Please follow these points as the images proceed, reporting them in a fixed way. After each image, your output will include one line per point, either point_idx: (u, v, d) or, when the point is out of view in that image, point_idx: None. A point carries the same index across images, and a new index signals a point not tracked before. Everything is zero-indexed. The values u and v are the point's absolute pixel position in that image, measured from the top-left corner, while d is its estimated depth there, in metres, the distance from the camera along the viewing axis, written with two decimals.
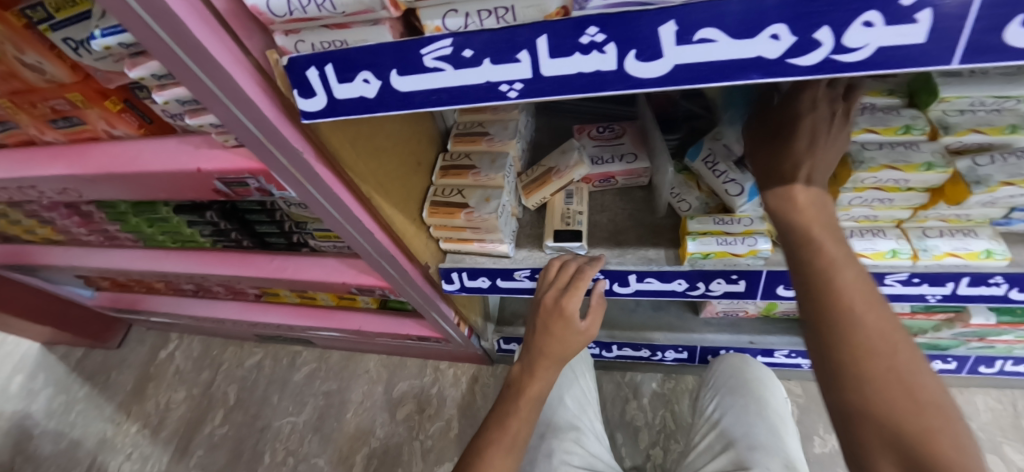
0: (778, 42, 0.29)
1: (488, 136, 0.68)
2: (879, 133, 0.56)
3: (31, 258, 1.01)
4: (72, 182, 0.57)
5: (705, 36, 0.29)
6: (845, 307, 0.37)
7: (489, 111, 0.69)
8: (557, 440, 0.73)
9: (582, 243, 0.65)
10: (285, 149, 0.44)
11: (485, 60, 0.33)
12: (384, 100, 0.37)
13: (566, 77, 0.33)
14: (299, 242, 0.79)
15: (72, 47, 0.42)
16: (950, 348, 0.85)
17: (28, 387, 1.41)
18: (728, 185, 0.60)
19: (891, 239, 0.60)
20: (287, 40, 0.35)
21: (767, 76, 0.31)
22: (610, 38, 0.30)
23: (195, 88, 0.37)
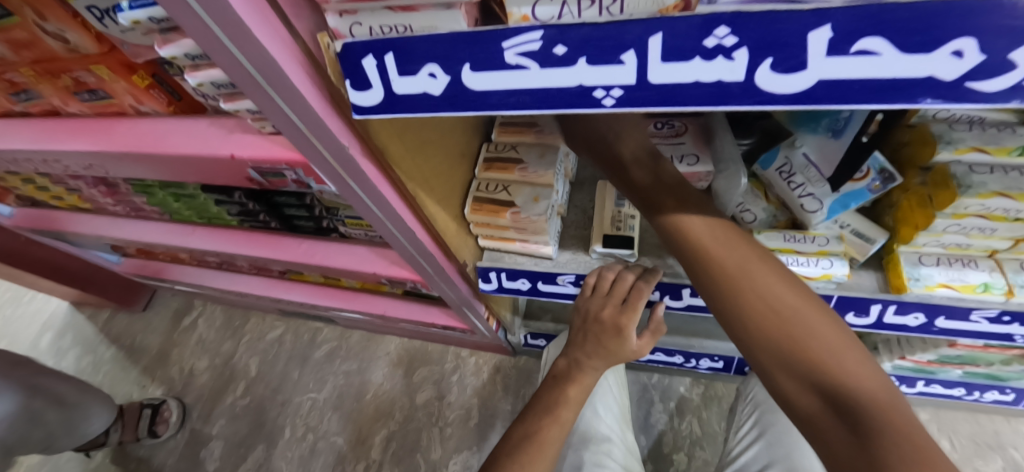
0: (961, 60, 0.23)
1: (537, 127, 0.61)
2: (991, 154, 0.48)
3: (57, 224, 0.99)
4: (96, 158, 0.53)
5: (867, 48, 0.23)
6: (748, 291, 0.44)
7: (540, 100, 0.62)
8: (588, 451, 0.70)
9: (634, 251, 0.60)
10: (329, 143, 0.39)
11: (581, 59, 0.28)
12: (450, 98, 0.32)
13: (676, 85, 0.28)
14: (329, 227, 0.75)
15: (97, 16, 0.37)
16: (1011, 379, 0.80)
17: (57, 344, 1.43)
18: (804, 199, 0.55)
19: (983, 271, 0.54)
20: (341, 22, 0.30)
21: (936, 100, 0.25)
22: (743, 41, 0.25)
23: (235, 74, 0.32)
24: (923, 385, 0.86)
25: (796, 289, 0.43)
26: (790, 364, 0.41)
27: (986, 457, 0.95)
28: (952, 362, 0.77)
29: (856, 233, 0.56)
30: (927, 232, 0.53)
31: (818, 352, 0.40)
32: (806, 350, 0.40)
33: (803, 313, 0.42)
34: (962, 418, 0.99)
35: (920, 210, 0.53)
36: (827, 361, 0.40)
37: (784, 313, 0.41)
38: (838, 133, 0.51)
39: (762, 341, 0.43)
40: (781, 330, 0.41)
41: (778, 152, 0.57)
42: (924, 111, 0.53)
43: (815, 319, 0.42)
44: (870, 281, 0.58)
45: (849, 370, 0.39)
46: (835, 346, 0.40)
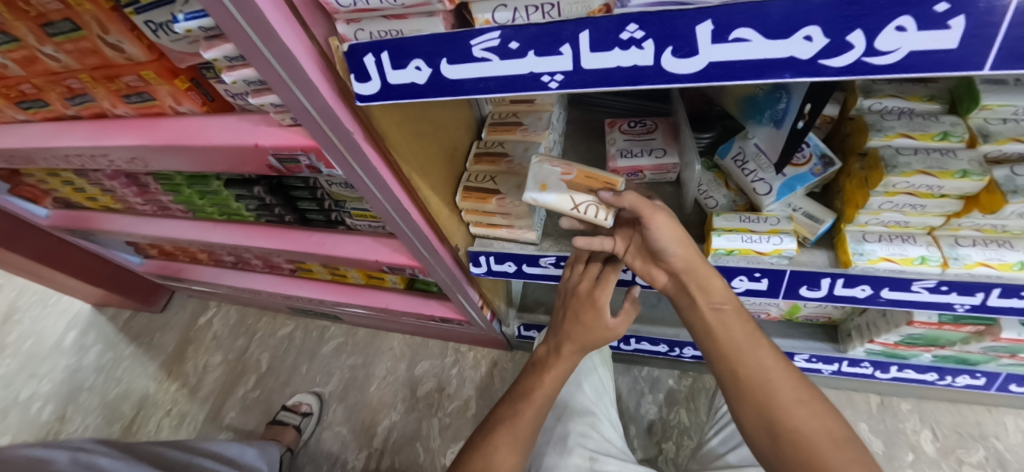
0: (811, 43, 0.30)
1: (522, 126, 0.70)
2: (915, 138, 0.56)
3: (91, 223, 1.09)
4: (139, 151, 0.62)
5: (740, 36, 0.31)
6: (728, 340, 0.55)
7: (524, 102, 0.71)
8: (573, 423, 0.76)
9: (535, 231, 0.69)
10: (336, 127, 0.47)
11: (530, 52, 0.35)
12: (434, 87, 0.40)
13: (605, 70, 0.35)
14: (337, 220, 0.84)
15: (152, 28, 0.46)
16: (980, 362, 0.84)
17: (80, 342, 1.52)
18: (756, 184, 0.62)
19: (921, 246, 0.60)
20: (348, 29, 0.39)
21: (799, 75, 0.32)
22: (649, 34, 0.32)
23: (264, 71, 0.40)
24: (897, 371, 0.90)
25: (761, 348, 0.54)
26: (740, 388, 0.53)
27: (968, 447, 0.96)
28: (919, 344, 0.81)
29: (806, 215, 0.63)
30: (866, 210, 0.59)
31: (765, 390, 0.51)
32: (759, 393, 0.51)
33: (760, 358, 0.53)
34: (944, 409, 1.00)
35: (860, 191, 0.59)
36: (766, 379, 0.52)
37: (743, 352, 0.54)
38: (780, 123, 0.56)
39: (719, 369, 0.56)
40: (733, 366, 0.54)
41: (733, 143, 0.65)
42: (861, 104, 0.60)
43: (768, 363, 0.53)
44: (822, 259, 0.64)
45: (793, 404, 0.50)
46: (786, 394, 0.51)
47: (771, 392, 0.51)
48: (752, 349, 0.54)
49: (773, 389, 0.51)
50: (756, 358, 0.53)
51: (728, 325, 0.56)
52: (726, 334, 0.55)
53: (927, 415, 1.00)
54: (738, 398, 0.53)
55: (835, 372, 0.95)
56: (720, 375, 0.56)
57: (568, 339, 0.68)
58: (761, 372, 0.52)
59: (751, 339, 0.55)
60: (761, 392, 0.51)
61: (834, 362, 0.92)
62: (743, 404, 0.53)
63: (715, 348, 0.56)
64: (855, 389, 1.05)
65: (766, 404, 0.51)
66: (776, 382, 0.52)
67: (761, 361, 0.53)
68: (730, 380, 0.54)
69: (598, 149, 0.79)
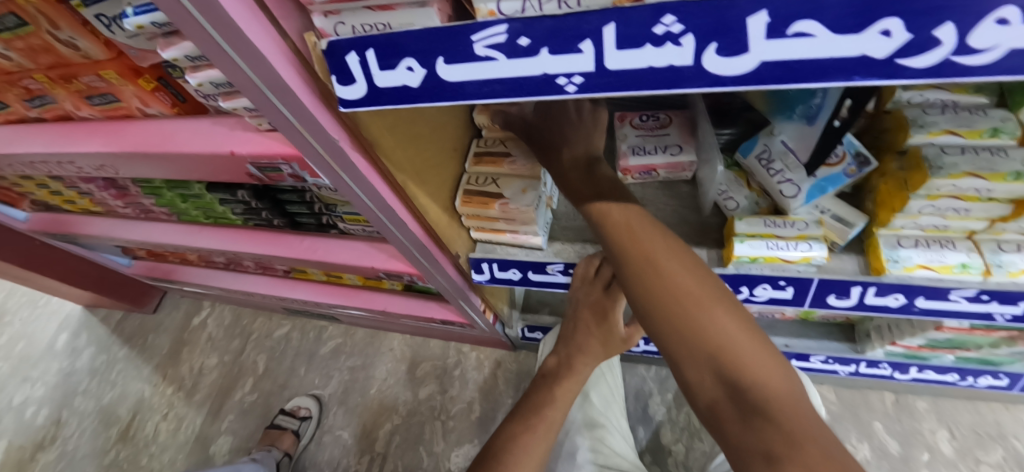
0: (889, 39, 0.25)
1: None
2: (963, 136, 0.50)
3: (71, 227, 1.03)
4: (106, 158, 0.56)
5: (802, 30, 0.25)
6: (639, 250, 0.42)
7: None
8: (582, 438, 0.73)
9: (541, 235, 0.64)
10: (319, 135, 0.41)
11: (544, 49, 0.30)
12: (428, 90, 0.35)
13: (633, 72, 0.30)
14: (329, 224, 0.78)
15: (105, 24, 0.40)
16: (1005, 364, 0.80)
17: (72, 344, 1.48)
18: (782, 186, 0.56)
19: (962, 252, 0.55)
20: (326, 22, 0.33)
21: (871, 77, 0.27)
22: (688, 28, 0.27)
23: (233, 74, 0.35)
24: (917, 372, 0.86)
25: (672, 255, 0.40)
26: (642, 297, 0.40)
27: (986, 446, 0.93)
28: (943, 346, 0.77)
29: (835, 218, 0.58)
30: (904, 214, 0.54)
31: (706, 337, 0.36)
32: (666, 297, 0.38)
33: (667, 261, 0.40)
34: (961, 407, 0.97)
35: (897, 193, 0.54)
36: (668, 282, 0.39)
37: (645, 256, 0.41)
38: (813, 120, 0.51)
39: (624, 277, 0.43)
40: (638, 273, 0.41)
41: (757, 140, 0.59)
42: (899, 96, 0.54)
43: (720, 312, 0.36)
44: (852, 265, 0.59)
45: (742, 350, 0.35)
46: (698, 299, 0.37)
47: (679, 297, 0.38)
48: (660, 251, 0.41)
49: (679, 291, 0.38)
50: (666, 260, 0.40)
51: (656, 255, 0.41)
52: (651, 266, 0.40)
53: (945, 414, 0.97)
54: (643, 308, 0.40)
55: (851, 372, 0.91)
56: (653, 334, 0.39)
57: (577, 346, 0.64)
58: (671, 285, 0.38)
59: (654, 242, 0.42)
60: (665, 296, 0.38)
61: (852, 363, 0.88)
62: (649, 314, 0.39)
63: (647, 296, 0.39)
64: (870, 388, 1.01)
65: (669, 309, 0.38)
66: (683, 286, 0.38)
67: (695, 295, 0.38)
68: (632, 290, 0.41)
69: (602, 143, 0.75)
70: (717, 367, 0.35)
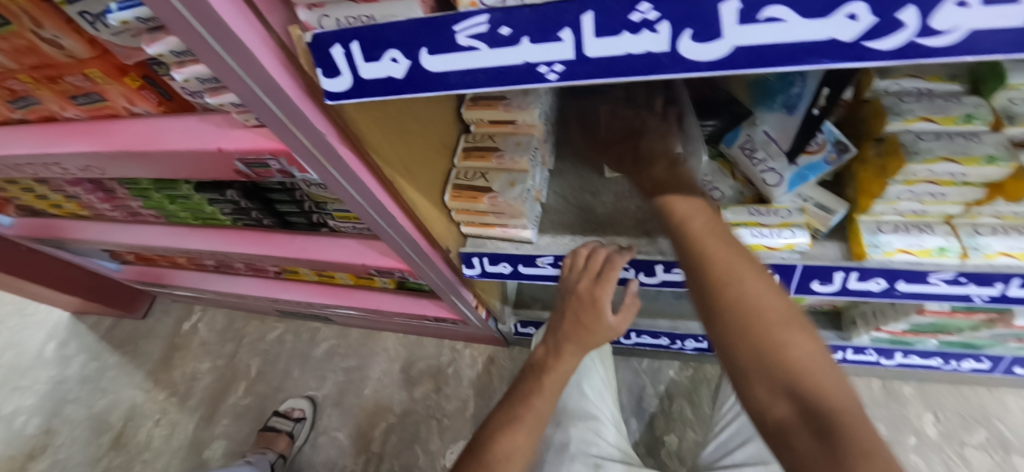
0: (856, 23, 0.26)
1: (506, 100, 0.62)
2: (937, 123, 0.52)
3: (58, 232, 1.02)
4: (92, 159, 0.56)
5: (773, 15, 0.26)
6: (718, 265, 0.45)
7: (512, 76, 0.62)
8: (575, 429, 0.74)
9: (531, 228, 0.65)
10: (307, 129, 0.42)
11: (525, 38, 0.30)
12: (412, 81, 0.35)
13: (612, 59, 0.31)
14: (319, 222, 0.78)
15: (89, 21, 0.40)
16: (986, 347, 0.82)
17: (61, 352, 1.46)
18: (765, 174, 0.58)
19: (939, 236, 0.57)
20: (311, 15, 0.33)
21: (838, 60, 0.28)
22: (664, 15, 0.27)
23: (219, 69, 0.35)
24: (902, 357, 0.88)
25: (753, 270, 0.45)
26: (717, 308, 0.44)
27: (971, 429, 0.95)
28: (926, 331, 0.79)
29: (818, 205, 0.59)
30: (882, 200, 0.56)
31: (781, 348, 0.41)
32: (746, 311, 0.43)
33: (748, 277, 0.44)
34: (947, 391, 0.99)
35: (876, 179, 0.55)
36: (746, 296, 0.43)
37: (725, 272, 0.45)
38: (793, 109, 0.54)
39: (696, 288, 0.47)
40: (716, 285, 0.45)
41: (740, 130, 0.60)
42: (877, 85, 0.56)
43: (794, 330, 0.42)
44: (835, 251, 0.61)
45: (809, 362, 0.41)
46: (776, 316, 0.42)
47: (761, 312, 0.42)
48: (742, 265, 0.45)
49: (760, 307, 0.43)
50: (749, 274, 0.44)
51: (738, 270, 0.45)
52: (734, 282, 0.44)
53: (931, 398, 0.99)
54: (718, 320, 0.44)
55: (839, 359, 0.93)
56: (722, 345, 0.44)
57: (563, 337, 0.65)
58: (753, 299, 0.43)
59: (735, 256, 0.46)
60: (745, 311, 0.43)
61: (839, 351, 0.90)
62: (725, 325, 0.43)
63: (725, 307, 0.44)
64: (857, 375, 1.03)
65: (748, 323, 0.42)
66: (760, 301, 0.43)
67: (774, 310, 0.43)
68: (707, 302, 0.45)
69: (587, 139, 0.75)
70: (792, 389, 0.40)
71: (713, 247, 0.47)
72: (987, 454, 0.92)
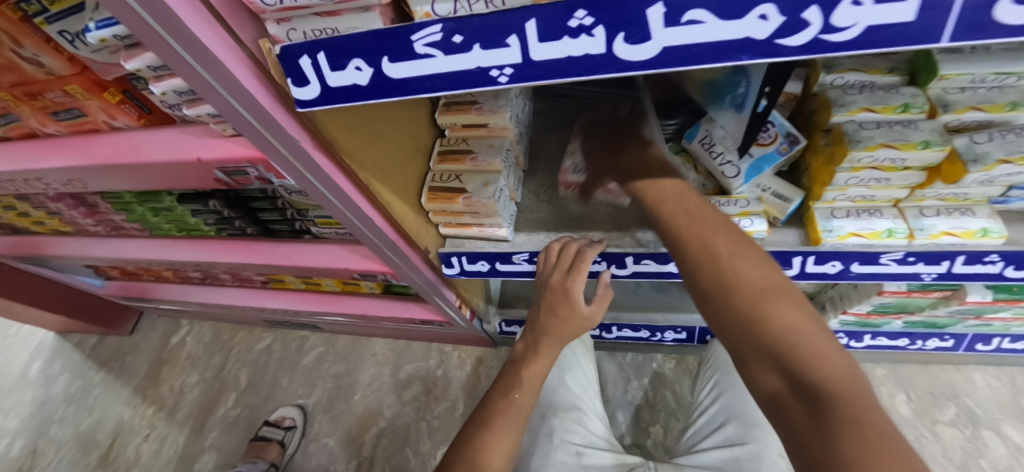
0: (767, 22, 0.29)
1: (478, 104, 0.64)
2: (878, 112, 0.55)
3: (41, 249, 1.03)
4: (74, 173, 0.58)
5: (694, 18, 0.29)
6: (706, 248, 0.47)
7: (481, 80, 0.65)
8: (558, 420, 0.76)
9: (506, 227, 0.68)
10: (281, 137, 0.44)
11: (476, 45, 0.33)
12: (377, 88, 0.38)
13: (556, 62, 0.34)
14: (302, 229, 0.80)
15: (69, 39, 0.42)
16: (948, 326, 0.86)
17: (46, 372, 1.45)
18: (724, 167, 0.61)
19: (888, 219, 0.61)
20: (279, 29, 0.36)
21: (757, 56, 0.31)
22: (599, 21, 0.30)
23: (195, 82, 0.37)
24: (871, 339, 0.92)
25: (741, 251, 0.46)
26: (708, 288, 0.46)
27: (941, 406, 0.99)
28: (890, 312, 0.82)
29: (775, 194, 0.62)
30: (833, 186, 0.59)
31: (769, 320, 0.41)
32: (733, 290, 0.44)
33: (735, 258, 0.46)
34: (918, 371, 1.03)
35: (826, 167, 0.59)
36: (731, 275, 0.45)
37: (714, 254, 0.46)
38: (741, 107, 0.55)
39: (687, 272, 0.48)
40: (703, 268, 0.46)
41: (700, 126, 0.64)
42: (823, 79, 0.59)
43: (786, 305, 0.42)
44: (792, 237, 0.65)
45: (802, 335, 0.41)
46: (763, 290, 0.43)
47: (746, 289, 0.43)
48: (729, 245, 0.47)
49: (747, 284, 0.44)
50: (734, 253, 0.46)
51: (722, 253, 0.46)
52: (719, 263, 0.46)
53: (903, 378, 1.03)
54: (708, 300, 0.46)
55: None
56: (711, 322, 0.46)
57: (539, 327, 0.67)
58: (738, 277, 0.44)
59: (725, 239, 0.47)
60: (731, 288, 0.44)
61: None
62: (714, 304, 0.45)
63: (706, 285, 0.46)
64: None
65: (735, 299, 0.43)
66: (748, 278, 0.44)
67: (760, 285, 0.43)
68: (696, 285, 0.47)
69: (552, 141, 0.80)
70: (782, 363, 0.40)
71: (693, 229, 0.49)
72: (957, 429, 0.96)
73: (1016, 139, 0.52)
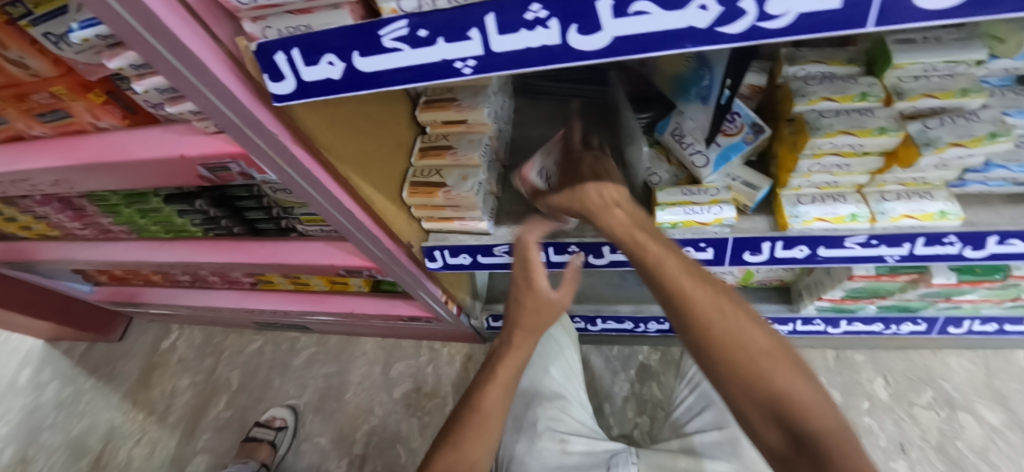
0: (707, 12, 0.31)
1: (457, 101, 0.67)
2: (836, 101, 0.58)
3: (29, 254, 1.03)
4: (61, 173, 0.59)
5: (640, 9, 0.31)
6: (692, 301, 0.45)
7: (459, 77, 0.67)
8: (542, 409, 0.78)
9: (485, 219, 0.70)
10: (261, 132, 0.46)
11: (440, 39, 0.35)
12: (350, 81, 0.40)
13: (516, 53, 0.36)
14: (288, 227, 0.82)
15: (53, 41, 0.44)
16: (920, 309, 0.89)
17: (36, 380, 1.44)
18: (694, 156, 0.64)
19: (851, 204, 0.63)
20: (255, 27, 0.38)
21: (700, 44, 0.33)
22: (552, 13, 0.32)
23: (174, 80, 0.39)
24: (847, 325, 0.94)
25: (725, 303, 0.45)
26: (698, 343, 0.44)
27: (918, 389, 1.02)
28: (862, 297, 0.85)
29: (744, 183, 0.64)
30: (797, 173, 0.62)
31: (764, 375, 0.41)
32: (724, 347, 0.43)
33: (722, 312, 0.44)
34: (895, 356, 1.06)
35: (790, 155, 0.62)
36: (719, 329, 0.43)
37: (700, 309, 0.45)
38: (706, 100, 0.56)
39: (676, 325, 0.47)
40: (690, 323, 0.45)
41: (671, 119, 0.67)
42: (787, 71, 0.62)
43: (776, 359, 0.41)
44: (763, 224, 0.67)
45: (796, 385, 0.40)
46: (753, 344, 0.42)
47: (735, 345, 0.42)
48: (714, 299, 0.45)
49: (737, 339, 0.43)
50: (720, 307, 0.44)
51: (706, 305, 0.45)
52: (706, 317, 0.44)
53: (881, 363, 1.06)
54: (702, 355, 0.44)
55: (790, 331, 0.99)
56: (708, 377, 0.45)
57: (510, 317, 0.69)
58: (726, 333, 0.43)
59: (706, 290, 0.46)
60: (721, 344, 0.43)
61: (789, 322, 0.96)
62: (708, 359, 0.44)
63: (700, 341, 0.44)
64: (813, 346, 1.09)
65: (728, 355, 0.42)
66: (737, 333, 0.43)
67: (749, 339, 0.43)
68: (687, 338, 0.46)
69: (536, 138, 0.81)
70: (781, 419, 0.40)
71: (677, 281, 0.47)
72: (934, 412, 0.99)
73: (965, 124, 0.55)
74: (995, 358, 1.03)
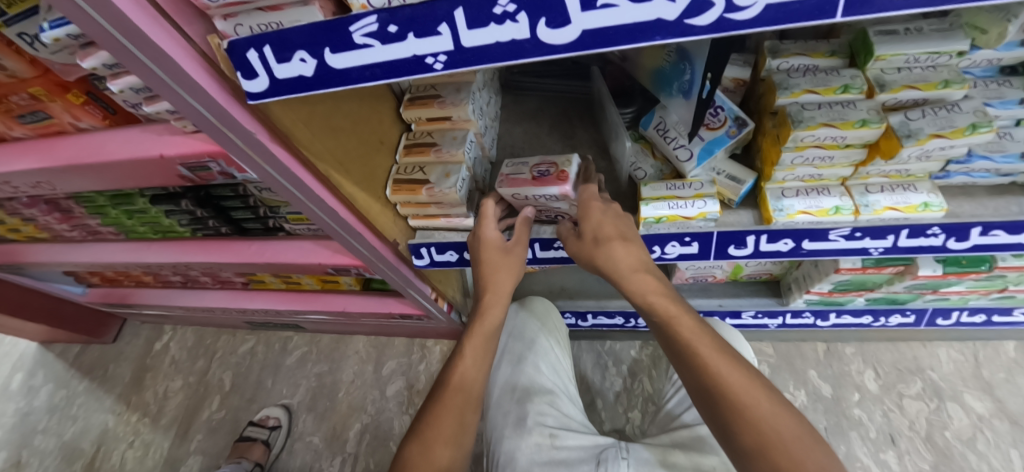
0: (675, 4, 0.30)
1: (440, 98, 0.66)
2: (819, 94, 0.57)
3: (18, 256, 1.03)
4: (42, 174, 0.59)
5: (608, 2, 0.31)
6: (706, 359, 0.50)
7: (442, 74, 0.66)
8: (532, 404, 0.78)
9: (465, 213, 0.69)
10: (237, 130, 0.45)
11: (410, 34, 0.35)
12: (322, 78, 0.39)
13: (485, 47, 0.36)
14: (275, 227, 0.82)
15: (28, 41, 0.44)
16: (908, 301, 0.89)
17: (29, 384, 1.44)
18: (678, 150, 0.63)
19: (835, 197, 0.63)
20: (226, 25, 0.37)
21: (670, 36, 0.33)
22: (520, 7, 0.32)
23: (148, 79, 0.39)
24: (836, 318, 0.95)
25: (736, 364, 0.50)
26: (712, 398, 0.48)
27: (907, 381, 1.02)
28: (850, 289, 0.85)
29: (728, 177, 0.65)
30: (780, 166, 0.62)
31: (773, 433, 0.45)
32: (738, 402, 0.47)
33: (733, 372, 0.49)
34: (885, 348, 1.06)
35: (774, 148, 0.62)
36: (731, 386, 0.48)
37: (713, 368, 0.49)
38: (688, 94, 0.56)
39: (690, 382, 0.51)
40: (705, 378, 0.49)
41: (654, 114, 0.66)
42: (770, 63, 0.61)
43: (782, 419, 0.46)
44: (747, 218, 0.67)
45: (801, 449, 0.44)
46: (761, 402, 0.46)
47: (747, 401, 0.47)
48: (725, 360, 0.50)
49: (748, 395, 0.47)
50: (732, 367, 0.49)
51: (719, 364, 0.49)
52: (719, 374, 0.49)
53: (871, 355, 1.06)
54: (713, 411, 0.48)
55: (780, 324, 0.99)
56: (721, 434, 0.48)
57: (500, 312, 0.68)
58: (737, 387, 0.47)
59: (717, 350, 0.51)
60: (734, 398, 0.47)
61: (777, 315, 0.96)
62: (719, 414, 0.47)
63: (714, 396, 0.48)
64: (803, 340, 1.10)
65: (741, 409, 0.46)
66: (747, 390, 0.47)
67: (760, 399, 0.47)
68: (700, 393, 0.49)
69: (518, 131, 0.80)
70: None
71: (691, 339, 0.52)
72: (923, 402, 0.99)
73: (947, 114, 0.55)
74: (983, 349, 1.03)
